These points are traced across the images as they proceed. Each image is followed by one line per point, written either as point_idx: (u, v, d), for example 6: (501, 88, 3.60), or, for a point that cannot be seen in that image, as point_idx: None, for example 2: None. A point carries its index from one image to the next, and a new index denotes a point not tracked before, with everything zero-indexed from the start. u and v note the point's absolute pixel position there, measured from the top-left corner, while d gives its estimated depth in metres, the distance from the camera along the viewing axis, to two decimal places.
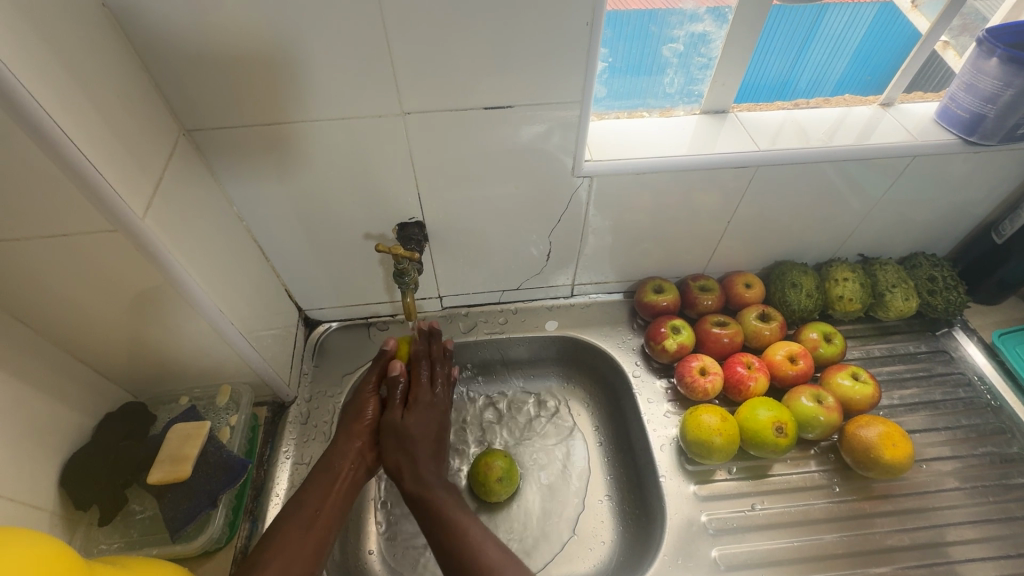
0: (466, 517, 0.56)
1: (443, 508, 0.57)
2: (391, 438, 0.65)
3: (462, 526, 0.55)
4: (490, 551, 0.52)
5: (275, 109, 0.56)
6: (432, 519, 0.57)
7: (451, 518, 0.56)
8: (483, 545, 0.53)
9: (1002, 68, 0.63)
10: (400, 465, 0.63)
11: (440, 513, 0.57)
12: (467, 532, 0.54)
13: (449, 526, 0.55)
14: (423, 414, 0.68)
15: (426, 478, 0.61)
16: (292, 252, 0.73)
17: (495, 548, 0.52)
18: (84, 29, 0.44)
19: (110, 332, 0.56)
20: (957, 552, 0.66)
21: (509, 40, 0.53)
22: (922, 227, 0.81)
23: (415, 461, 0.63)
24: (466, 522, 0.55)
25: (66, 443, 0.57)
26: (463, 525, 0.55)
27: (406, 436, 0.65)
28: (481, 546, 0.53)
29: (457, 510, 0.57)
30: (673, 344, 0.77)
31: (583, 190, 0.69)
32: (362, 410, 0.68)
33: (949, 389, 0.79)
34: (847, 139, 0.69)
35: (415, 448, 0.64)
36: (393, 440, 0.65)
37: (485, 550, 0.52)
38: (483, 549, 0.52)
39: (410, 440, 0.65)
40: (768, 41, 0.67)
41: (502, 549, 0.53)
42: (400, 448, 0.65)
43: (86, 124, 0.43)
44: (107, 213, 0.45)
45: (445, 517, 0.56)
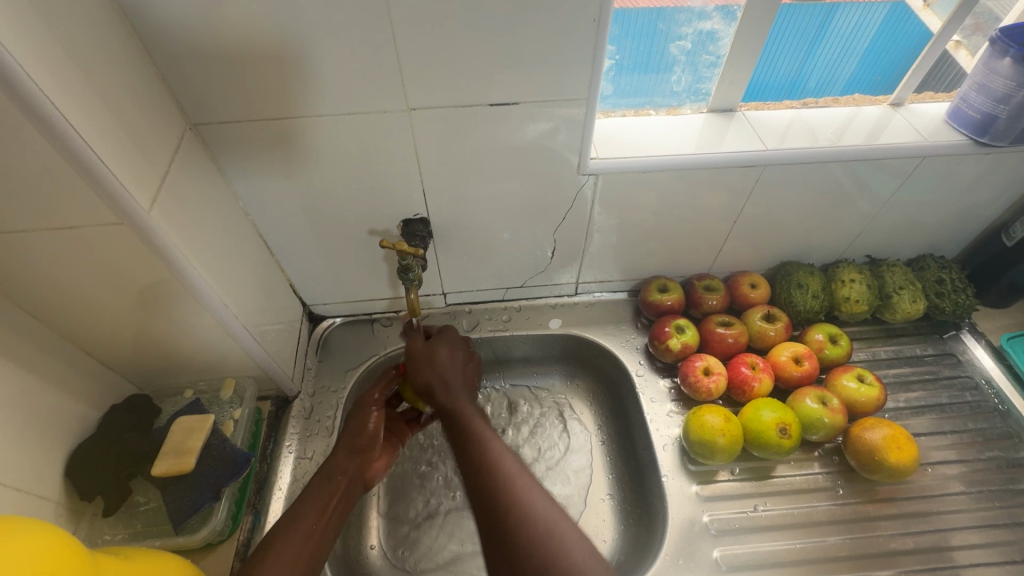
0: (487, 431, 0.55)
1: (468, 422, 0.56)
2: (419, 360, 0.64)
3: (484, 437, 0.54)
4: (519, 476, 0.51)
5: (281, 103, 0.56)
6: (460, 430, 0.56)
7: (475, 429, 0.55)
8: (503, 459, 0.52)
9: (1015, 68, 0.63)
10: (432, 377, 0.62)
11: (466, 424, 0.56)
12: (489, 450, 0.53)
13: (473, 436, 0.55)
14: (456, 350, 0.66)
15: (455, 394, 0.60)
16: (296, 247, 0.73)
17: (514, 461, 0.52)
18: (92, 21, 0.44)
19: (116, 325, 0.56)
20: (961, 557, 0.66)
21: (515, 36, 0.53)
22: (931, 229, 0.81)
23: (448, 377, 0.62)
24: (489, 437, 0.54)
25: (72, 434, 0.57)
26: (485, 437, 0.54)
27: (434, 359, 0.63)
28: (501, 462, 0.52)
29: (483, 423, 0.56)
30: (677, 343, 0.77)
31: (589, 188, 0.69)
32: (363, 426, 0.66)
33: (956, 393, 0.79)
34: (856, 139, 0.68)
35: (446, 370, 0.63)
36: (426, 363, 0.63)
37: (504, 464, 0.52)
38: (504, 467, 0.51)
39: (438, 362, 0.63)
40: (777, 40, 0.66)
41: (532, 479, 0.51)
42: (430, 369, 0.63)
43: (93, 117, 0.43)
44: (113, 206, 0.45)
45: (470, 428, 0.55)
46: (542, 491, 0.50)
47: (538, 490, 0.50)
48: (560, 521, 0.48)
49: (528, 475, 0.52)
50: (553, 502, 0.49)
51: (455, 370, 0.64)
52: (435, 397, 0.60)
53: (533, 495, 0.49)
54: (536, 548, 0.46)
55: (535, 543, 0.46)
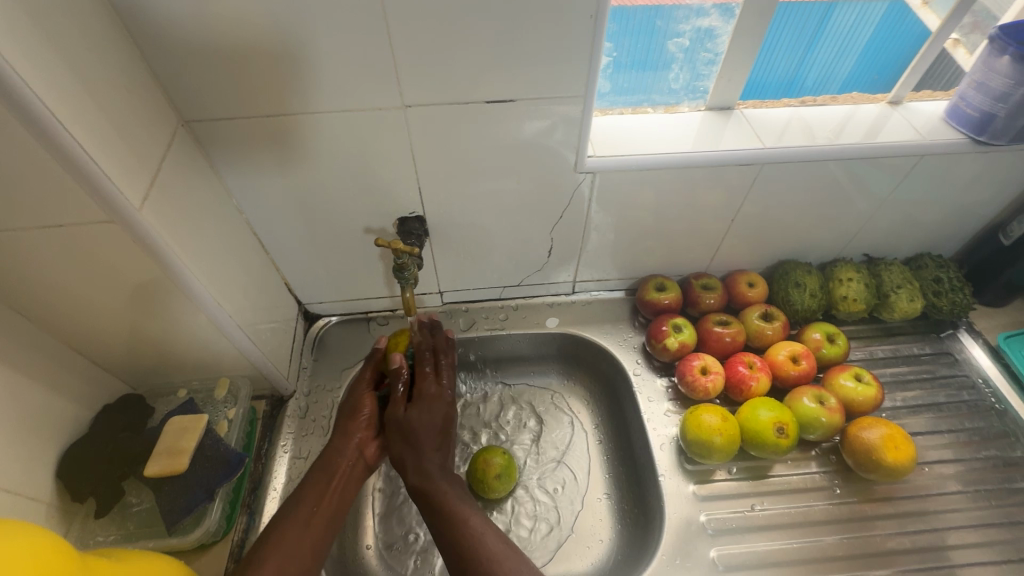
0: (463, 510, 0.56)
1: (445, 499, 0.57)
2: (394, 434, 0.64)
3: (463, 516, 0.55)
4: (500, 550, 0.52)
5: (275, 100, 0.56)
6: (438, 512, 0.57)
7: (452, 506, 0.57)
8: (483, 535, 0.53)
9: (1014, 66, 0.62)
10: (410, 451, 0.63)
11: (442, 502, 0.57)
12: (468, 528, 0.54)
13: (449, 517, 0.56)
14: (433, 408, 0.67)
15: (428, 470, 0.61)
16: (292, 245, 0.72)
17: (495, 537, 0.53)
18: (80, 16, 0.43)
19: (108, 324, 0.56)
20: (958, 556, 0.66)
21: (511, 32, 0.53)
22: (929, 228, 0.80)
23: (420, 450, 0.63)
24: (466, 513, 0.56)
25: (64, 434, 0.56)
26: (464, 515, 0.55)
27: (409, 429, 0.64)
28: (481, 536, 0.53)
29: (459, 499, 0.57)
30: (674, 342, 0.77)
31: (586, 186, 0.69)
32: (358, 408, 0.67)
33: (953, 392, 0.79)
34: (854, 137, 0.68)
35: (420, 445, 0.63)
36: (398, 436, 0.64)
37: (486, 541, 0.53)
38: (483, 543, 0.53)
39: (413, 433, 0.64)
40: (776, 37, 0.66)
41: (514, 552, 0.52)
42: (404, 441, 0.64)
43: (83, 114, 0.42)
44: (103, 204, 0.45)
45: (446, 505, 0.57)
46: (524, 562, 0.52)
47: (522, 568, 0.51)
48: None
49: (509, 547, 0.53)
50: (534, 573, 0.51)
51: (430, 433, 0.64)
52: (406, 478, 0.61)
53: (515, 567, 0.51)
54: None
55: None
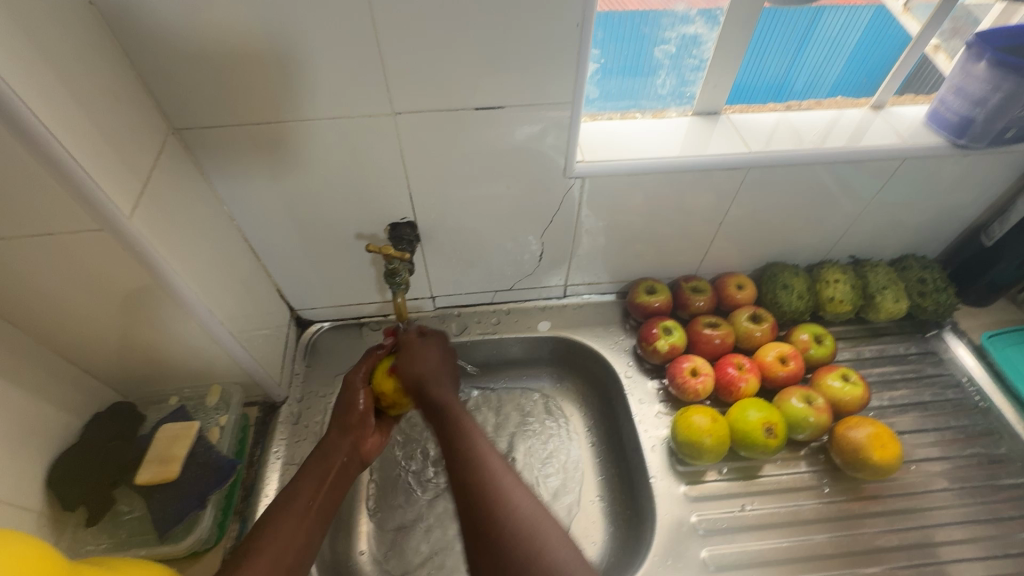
0: (476, 428, 0.56)
1: (456, 417, 0.57)
2: (404, 357, 0.64)
3: (474, 434, 0.55)
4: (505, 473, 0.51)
5: (266, 108, 0.56)
6: (451, 428, 0.56)
7: (463, 424, 0.56)
8: (489, 456, 0.53)
9: (990, 72, 0.64)
10: (424, 375, 0.62)
11: (456, 420, 0.56)
12: (476, 445, 0.53)
13: (462, 433, 0.55)
14: (434, 350, 0.65)
15: (444, 390, 0.61)
16: (284, 251, 0.72)
17: (499, 459, 0.52)
18: (69, 26, 0.43)
19: (99, 332, 0.56)
20: (946, 553, 0.67)
21: (500, 41, 0.53)
22: (912, 230, 0.82)
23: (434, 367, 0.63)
24: (477, 434, 0.55)
25: (54, 443, 0.56)
26: (474, 433, 0.55)
27: (416, 356, 0.64)
28: (486, 458, 0.52)
29: (473, 421, 0.57)
30: (665, 344, 0.77)
31: (576, 190, 0.69)
32: (353, 402, 0.65)
33: (938, 391, 0.80)
34: (838, 141, 0.69)
35: (430, 364, 0.63)
36: (408, 357, 0.64)
37: (490, 462, 0.52)
38: (487, 463, 0.52)
39: (424, 357, 0.64)
40: (762, 43, 0.67)
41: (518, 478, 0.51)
42: (413, 361, 0.63)
43: (72, 122, 0.42)
44: (94, 213, 0.45)
45: (461, 424, 0.56)
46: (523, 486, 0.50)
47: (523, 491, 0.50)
48: (539, 516, 0.48)
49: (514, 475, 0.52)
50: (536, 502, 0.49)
51: (438, 362, 0.64)
52: (423, 391, 0.60)
53: (517, 495, 0.49)
54: (515, 545, 0.46)
55: (514, 538, 0.46)
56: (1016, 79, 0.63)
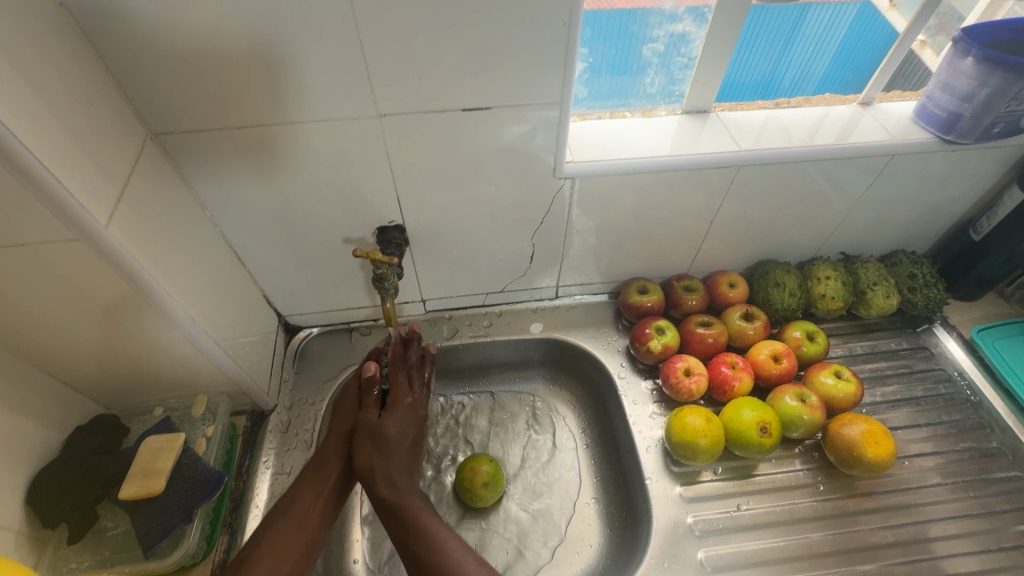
0: (438, 529, 0.58)
1: (416, 515, 0.59)
2: (364, 441, 0.65)
3: (439, 537, 0.57)
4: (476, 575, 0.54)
5: (248, 111, 0.55)
6: (408, 526, 0.59)
7: (425, 526, 0.58)
8: (461, 560, 0.55)
9: (977, 67, 0.63)
10: (377, 457, 0.64)
11: (415, 519, 0.59)
12: (444, 546, 0.56)
13: (423, 533, 0.57)
14: (394, 427, 0.67)
15: (399, 485, 0.62)
16: (270, 257, 0.71)
17: (474, 563, 0.55)
18: (38, 30, 0.42)
19: (79, 344, 0.54)
20: (940, 548, 0.67)
21: (486, 39, 0.52)
22: (902, 226, 0.82)
23: (388, 463, 0.64)
24: (443, 534, 0.57)
25: (34, 458, 0.54)
26: (439, 536, 0.57)
27: (381, 441, 0.65)
28: (460, 561, 0.55)
29: (434, 518, 0.59)
30: (658, 345, 0.77)
31: (566, 191, 0.69)
32: (349, 411, 0.70)
33: (930, 386, 0.80)
34: (827, 138, 0.69)
35: (391, 457, 0.64)
36: (367, 438, 0.65)
37: (466, 566, 0.54)
38: (463, 566, 0.54)
39: (384, 444, 0.65)
40: (750, 40, 0.66)
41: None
42: (372, 449, 0.64)
43: (43, 128, 0.41)
44: (67, 221, 0.43)
45: (422, 524, 0.58)
46: None
47: None
48: None
49: (487, 573, 0.54)
50: None
51: (401, 447, 0.66)
52: (375, 489, 0.62)
53: None
54: None
55: None
56: (1003, 74, 0.62)
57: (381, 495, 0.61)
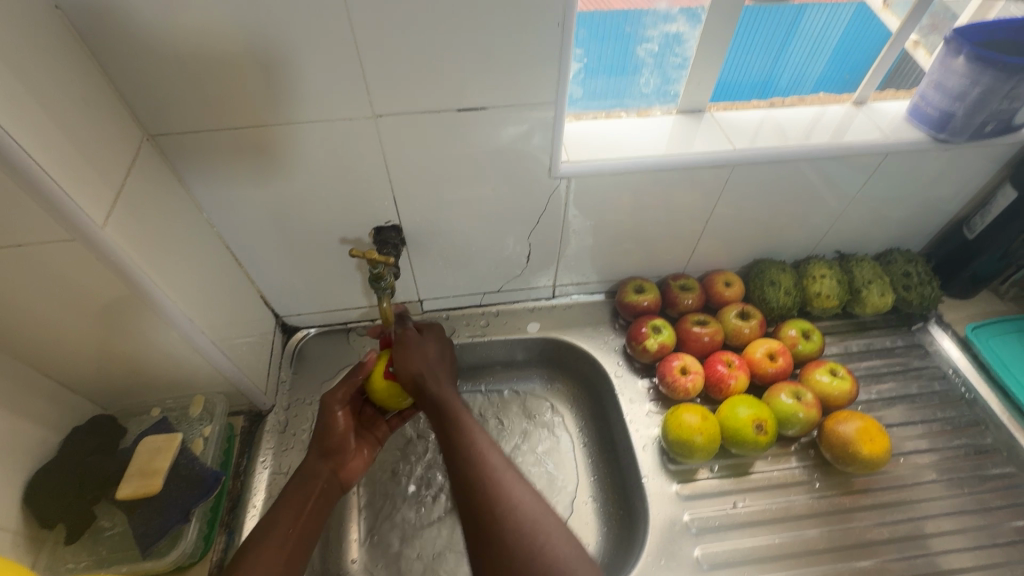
0: (477, 430, 0.58)
1: (455, 414, 0.59)
2: (405, 352, 0.64)
3: (474, 438, 0.57)
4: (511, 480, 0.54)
5: (244, 112, 0.55)
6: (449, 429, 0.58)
7: (464, 428, 0.58)
8: (489, 453, 0.55)
9: (969, 66, 0.64)
10: (420, 371, 0.63)
11: (456, 419, 0.58)
12: (479, 450, 0.56)
13: (463, 436, 0.57)
14: (432, 349, 0.67)
15: (444, 387, 0.62)
16: (267, 258, 0.71)
17: (499, 456, 0.55)
18: (33, 32, 0.42)
19: (76, 344, 0.54)
20: (936, 544, 0.67)
21: (480, 41, 0.53)
22: (896, 224, 0.83)
23: (432, 371, 0.63)
24: (475, 430, 0.57)
25: (31, 460, 0.54)
26: (473, 437, 0.57)
27: (420, 351, 0.65)
28: (491, 462, 0.55)
29: (471, 418, 0.59)
30: (654, 344, 0.77)
31: (562, 191, 0.69)
32: (331, 423, 0.65)
33: (925, 383, 0.81)
34: (821, 138, 0.69)
35: (431, 364, 0.64)
36: (410, 355, 0.64)
37: (489, 458, 0.55)
38: (492, 463, 0.55)
39: (422, 355, 0.64)
40: (745, 40, 0.67)
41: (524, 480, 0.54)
42: (416, 358, 0.64)
43: (39, 129, 0.41)
44: (64, 222, 0.44)
45: (461, 420, 0.58)
46: (526, 491, 0.53)
47: (522, 486, 0.53)
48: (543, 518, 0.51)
49: (516, 475, 0.55)
50: (541, 500, 0.53)
51: (438, 362, 0.65)
52: (423, 388, 0.61)
53: (519, 493, 0.53)
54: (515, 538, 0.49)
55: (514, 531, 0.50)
56: (994, 73, 0.63)
57: (428, 397, 0.61)
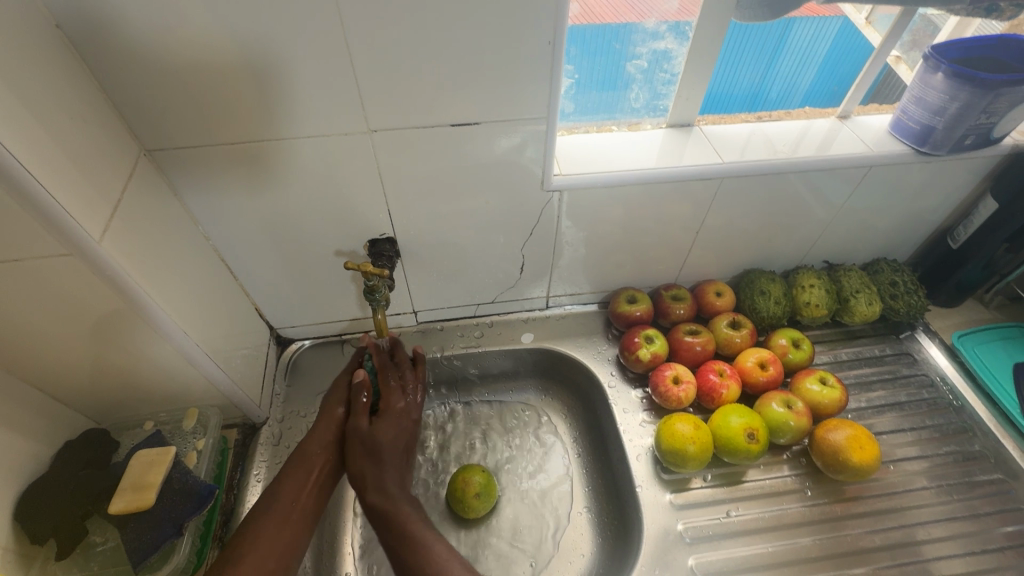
0: (428, 535, 0.57)
1: (406, 527, 0.58)
2: (357, 450, 0.63)
3: (426, 542, 0.56)
4: None
5: (241, 127, 0.56)
6: (398, 532, 0.58)
7: (414, 533, 0.57)
8: (446, 568, 0.54)
9: (947, 82, 0.66)
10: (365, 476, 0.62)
11: (406, 529, 0.57)
12: (432, 556, 0.55)
13: (412, 545, 0.56)
14: (394, 426, 0.66)
15: (389, 491, 0.61)
16: (262, 271, 0.72)
17: (459, 567, 0.54)
18: (33, 51, 0.43)
19: (70, 358, 0.54)
20: (928, 551, 0.68)
21: (472, 59, 0.54)
22: (882, 235, 0.84)
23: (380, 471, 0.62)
24: (431, 538, 0.57)
25: (23, 475, 0.54)
26: (427, 540, 0.56)
27: (374, 448, 0.63)
28: (447, 564, 0.54)
29: (422, 526, 0.58)
30: (647, 353, 0.78)
31: (555, 203, 0.70)
32: (352, 401, 0.67)
33: (914, 391, 0.82)
34: (807, 151, 0.71)
35: (378, 458, 0.63)
36: (360, 447, 0.63)
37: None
38: (448, 571, 0.54)
39: (376, 452, 0.63)
40: (732, 55, 0.68)
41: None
42: (366, 459, 0.63)
43: (38, 146, 0.42)
44: (62, 237, 0.44)
45: (408, 533, 0.57)
46: None
47: None
48: None
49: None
50: None
51: (394, 455, 0.64)
52: (367, 497, 0.61)
53: None
54: None
55: None
56: (972, 89, 0.64)
57: (372, 503, 0.60)
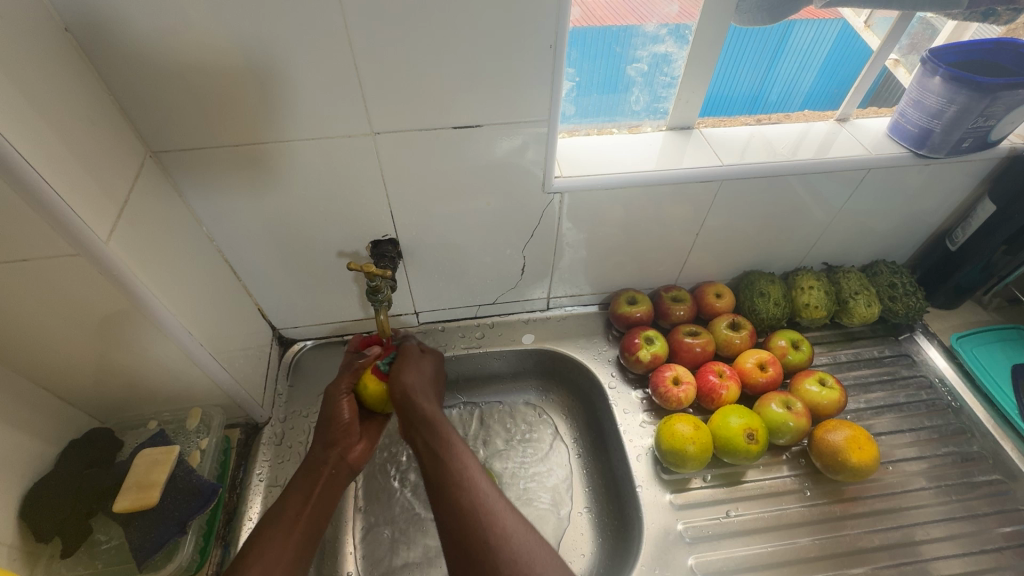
0: (463, 447, 0.59)
1: (444, 437, 0.60)
2: (401, 371, 0.68)
3: (458, 448, 0.59)
4: (496, 499, 0.54)
5: (245, 129, 0.56)
6: (436, 440, 0.60)
7: (451, 444, 0.59)
8: (479, 481, 0.55)
9: (945, 86, 0.66)
10: (411, 387, 0.66)
11: (444, 437, 0.60)
12: (466, 466, 0.57)
13: (451, 449, 0.59)
14: (428, 365, 0.71)
15: (429, 407, 0.64)
16: (265, 272, 0.72)
17: (488, 482, 0.55)
18: (41, 54, 0.43)
19: (75, 357, 0.55)
20: (927, 551, 0.68)
21: (474, 63, 0.55)
22: (881, 237, 0.85)
23: (424, 390, 0.67)
24: (468, 457, 0.58)
25: (28, 474, 0.54)
26: (460, 451, 0.58)
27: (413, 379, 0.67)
28: (477, 483, 0.55)
29: (460, 437, 0.60)
30: (647, 354, 0.78)
31: (556, 205, 0.71)
32: (336, 415, 0.66)
33: (913, 392, 0.82)
34: (806, 154, 0.71)
35: (418, 385, 0.67)
36: (410, 371, 0.68)
37: (481, 487, 0.55)
38: (478, 487, 0.55)
39: (415, 381, 0.67)
40: (731, 58, 0.69)
41: (511, 506, 0.54)
42: (406, 378, 0.67)
43: (46, 149, 0.42)
44: (69, 237, 0.45)
45: (449, 441, 0.59)
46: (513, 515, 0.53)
47: (511, 511, 0.53)
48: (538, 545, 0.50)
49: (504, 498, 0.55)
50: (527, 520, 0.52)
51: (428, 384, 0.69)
52: (416, 405, 0.64)
53: (509, 517, 0.52)
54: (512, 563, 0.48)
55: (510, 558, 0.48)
56: (969, 93, 0.65)
57: (416, 414, 0.63)
